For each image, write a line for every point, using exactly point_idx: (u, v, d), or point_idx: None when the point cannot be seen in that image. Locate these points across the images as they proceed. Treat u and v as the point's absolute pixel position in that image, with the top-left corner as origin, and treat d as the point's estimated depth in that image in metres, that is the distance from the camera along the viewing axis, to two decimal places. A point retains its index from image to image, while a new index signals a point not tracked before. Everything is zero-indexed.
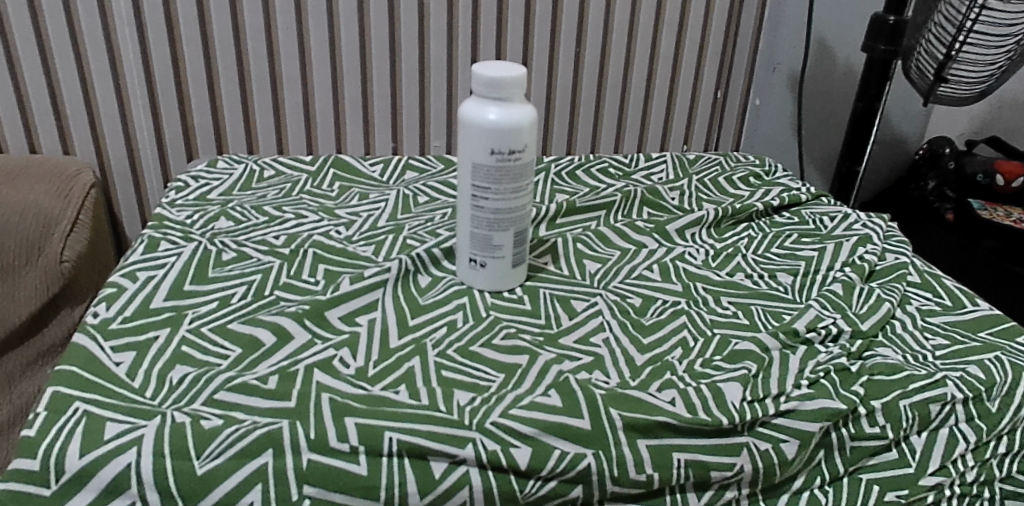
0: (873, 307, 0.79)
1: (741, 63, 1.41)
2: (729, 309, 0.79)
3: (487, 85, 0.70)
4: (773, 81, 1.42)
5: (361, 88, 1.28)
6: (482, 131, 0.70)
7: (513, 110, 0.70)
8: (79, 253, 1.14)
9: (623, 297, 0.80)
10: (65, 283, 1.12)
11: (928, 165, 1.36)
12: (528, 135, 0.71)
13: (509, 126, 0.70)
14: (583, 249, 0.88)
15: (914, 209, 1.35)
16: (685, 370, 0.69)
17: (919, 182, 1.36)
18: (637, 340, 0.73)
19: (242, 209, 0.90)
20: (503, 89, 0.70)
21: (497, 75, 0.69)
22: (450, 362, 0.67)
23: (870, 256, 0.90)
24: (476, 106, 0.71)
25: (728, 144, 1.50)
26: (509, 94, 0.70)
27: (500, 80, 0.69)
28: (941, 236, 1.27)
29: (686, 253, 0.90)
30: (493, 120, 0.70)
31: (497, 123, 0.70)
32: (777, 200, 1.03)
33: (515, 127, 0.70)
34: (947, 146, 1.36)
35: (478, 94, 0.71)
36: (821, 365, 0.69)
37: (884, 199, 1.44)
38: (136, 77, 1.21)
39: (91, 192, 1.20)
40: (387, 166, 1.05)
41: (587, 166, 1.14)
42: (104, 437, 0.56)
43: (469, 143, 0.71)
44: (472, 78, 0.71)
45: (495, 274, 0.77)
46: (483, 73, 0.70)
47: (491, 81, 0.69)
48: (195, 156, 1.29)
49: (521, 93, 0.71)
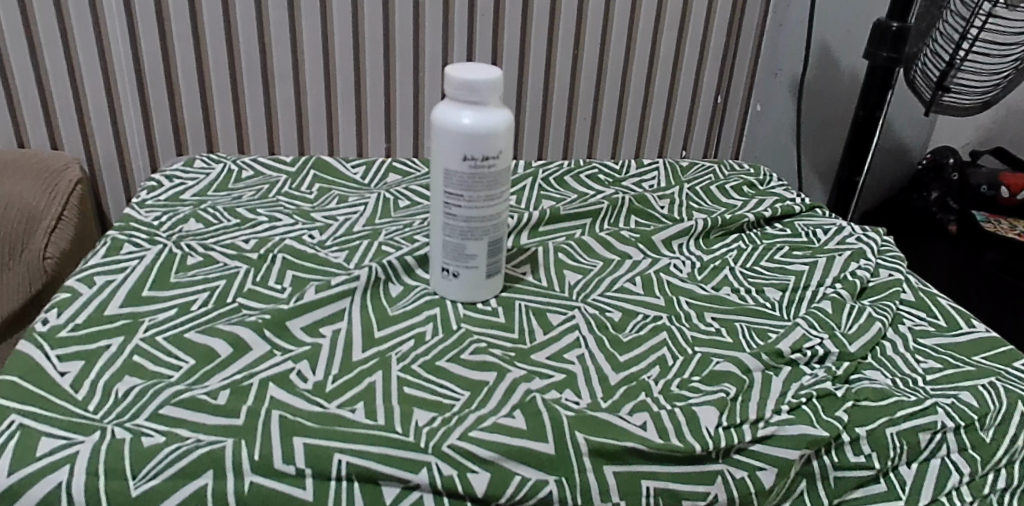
0: (863, 327, 0.76)
1: (742, 69, 1.38)
2: (713, 326, 0.76)
3: (461, 88, 0.67)
4: (773, 87, 1.39)
5: (354, 85, 1.25)
6: (455, 135, 0.67)
7: (487, 115, 0.67)
8: (63, 249, 1.11)
9: (602, 311, 0.77)
10: (48, 280, 1.10)
11: (931, 175, 1.33)
12: (504, 141, 0.68)
13: (482, 131, 0.67)
14: (564, 259, 0.85)
15: (916, 221, 1.32)
16: (661, 391, 0.66)
17: (923, 193, 1.33)
18: (614, 357, 0.70)
19: (214, 210, 0.87)
20: (478, 92, 0.67)
21: (471, 78, 0.66)
22: (414, 377, 0.64)
23: (862, 272, 0.86)
24: (449, 110, 0.68)
25: (728, 151, 1.47)
26: (484, 98, 0.67)
27: (474, 82, 0.66)
28: (946, 251, 1.24)
29: (672, 265, 0.87)
30: (467, 124, 0.67)
31: (469, 128, 0.67)
32: (768, 211, 1.00)
33: (490, 132, 0.67)
34: (951, 156, 1.33)
35: (452, 97, 0.68)
36: (804, 390, 0.66)
37: (886, 210, 1.39)
38: (126, 73, 1.18)
39: (77, 188, 1.16)
40: (370, 168, 1.02)
41: (576, 172, 1.11)
42: (36, 453, 0.53)
43: (442, 147, 0.68)
44: (446, 80, 0.67)
45: (469, 284, 0.74)
46: (458, 75, 0.67)
47: (466, 83, 0.66)
48: (185, 152, 1.26)
49: (496, 97, 0.67)
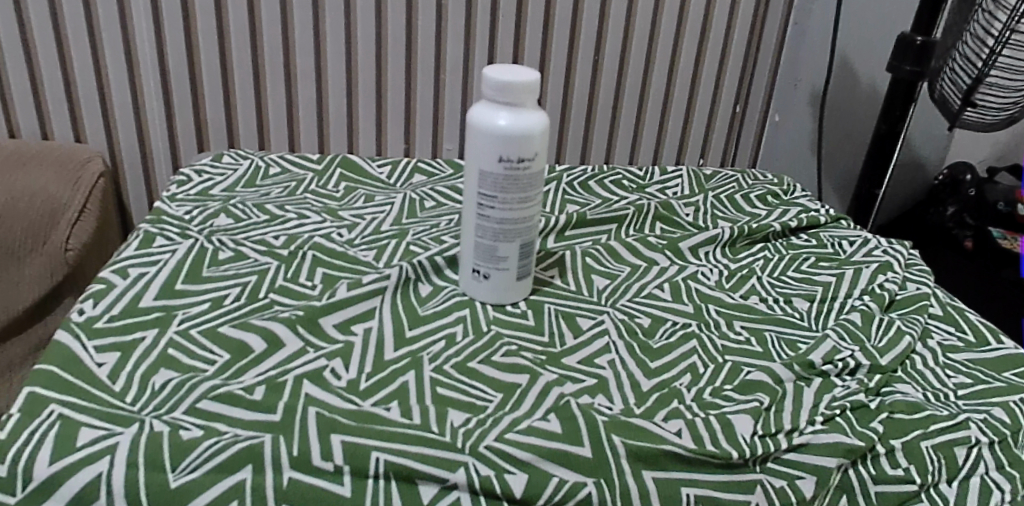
0: (893, 340, 0.76)
1: (762, 80, 1.39)
2: (743, 335, 0.76)
3: (497, 89, 0.67)
4: (794, 97, 1.39)
5: (375, 82, 1.24)
6: (492, 137, 0.67)
7: (523, 117, 0.67)
8: (85, 240, 1.12)
9: (631, 316, 0.77)
10: (69, 271, 1.10)
11: (949, 191, 1.34)
12: (539, 143, 0.68)
13: (519, 132, 0.67)
14: (591, 264, 0.85)
15: (933, 236, 1.32)
16: (693, 398, 0.66)
17: (940, 208, 1.33)
18: (644, 364, 0.70)
19: (243, 206, 0.87)
20: (514, 94, 0.66)
21: (507, 79, 0.66)
22: (448, 377, 0.64)
23: (890, 284, 0.86)
24: (485, 111, 0.68)
25: (746, 160, 1.47)
26: (520, 99, 0.67)
27: (512, 84, 0.66)
28: (961, 265, 1.24)
29: (699, 273, 0.86)
30: (502, 126, 0.67)
31: (506, 129, 0.67)
32: (794, 221, 1.00)
33: (526, 134, 0.67)
34: (966, 173, 1.33)
35: (488, 98, 0.68)
36: (837, 402, 0.66)
37: (900, 223, 1.40)
38: (151, 68, 1.19)
39: (101, 180, 1.15)
40: (395, 168, 1.02)
41: (600, 177, 1.11)
42: (76, 443, 0.53)
43: (478, 149, 0.68)
44: (482, 81, 0.67)
45: (499, 286, 0.74)
46: (494, 77, 0.67)
47: (502, 85, 0.66)
48: (207, 148, 1.27)
49: (532, 99, 0.67)
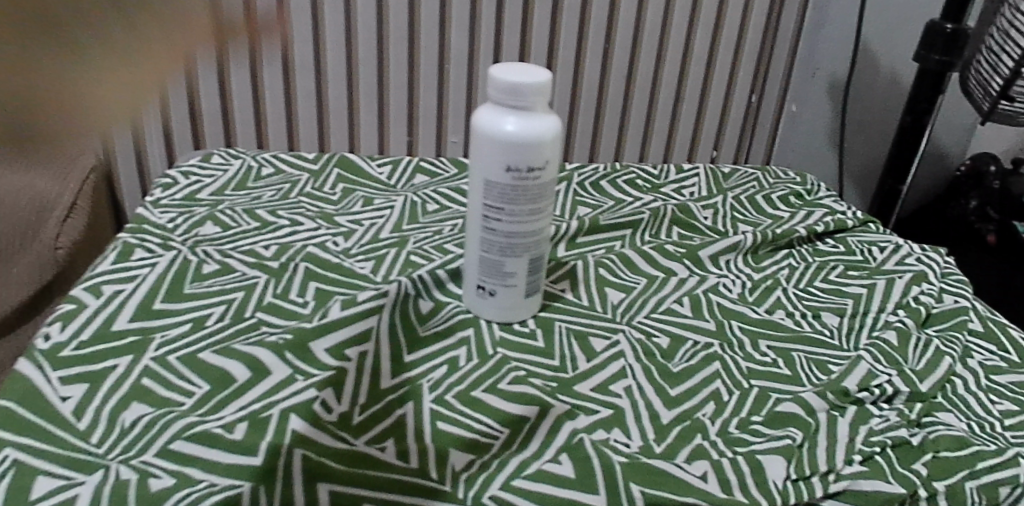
0: (932, 363, 0.70)
1: (779, 68, 1.31)
2: (769, 356, 0.70)
3: (505, 91, 0.60)
4: (812, 88, 1.32)
5: (377, 76, 1.18)
6: (498, 143, 0.61)
7: (533, 122, 0.61)
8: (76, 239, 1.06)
9: (648, 336, 0.71)
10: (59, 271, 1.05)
11: (971, 183, 1.28)
12: (550, 150, 0.62)
13: (528, 139, 0.61)
14: (606, 276, 0.79)
15: (954, 229, 1.26)
16: (718, 433, 0.60)
17: (962, 200, 1.26)
18: (664, 391, 0.64)
19: (232, 212, 0.81)
20: (523, 97, 0.60)
21: (517, 81, 0.60)
22: (448, 410, 0.59)
23: (926, 297, 0.80)
24: (492, 114, 0.62)
25: (760, 152, 1.41)
26: (531, 102, 0.61)
27: (522, 86, 0.60)
28: (983, 264, 1.18)
29: (721, 284, 0.80)
30: (510, 131, 0.61)
31: (514, 135, 0.60)
32: (820, 226, 0.94)
33: (536, 141, 0.61)
34: (992, 164, 1.27)
35: (494, 100, 0.62)
36: (876, 438, 0.61)
37: (919, 215, 1.34)
38: None
39: (92, 174, 1.10)
40: (396, 168, 0.97)
41: (612, 177, 1.06)
42: (30, 496, 0.48)
43: (483, 155, 0.62)
44: (489, 80, 0.61)
45: (506, 304, 0.68)
46: (503, 77, 0.60)
47: (512, 86, 0.60)
48: (204, 146, 1.21)
49: (544, 103, 0.61)
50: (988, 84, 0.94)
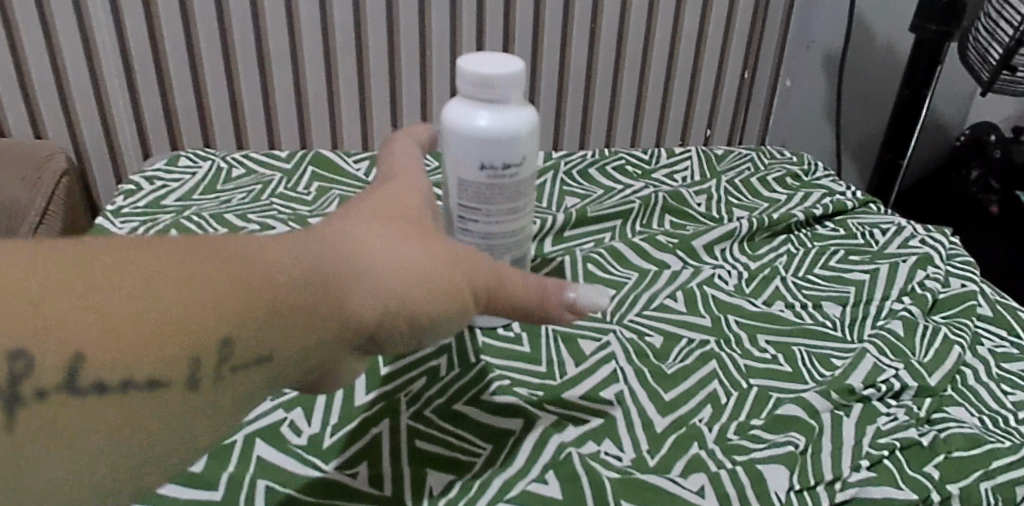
0: (941, 355, 0.66)
1: (771, 43, 1.23)
2: (769, 352, 0.66)
3: (476, 85, 0.56)
4: (806, 64, 1.25)
5: (356, 66, 1.09)
6: (471, 140, 0.57)
7: (508, 115, 0.57)
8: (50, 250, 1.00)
9: (641, 335, 0.67)
10: None
11: (971, 152, 1.23)
12: (527, 144, 0.58)
13: (503, 134, 0.57)
14: (595, 271, 0.76)
15: (958, 202, 1.21)
16: (716, 440, 0.56)
17: (963, 171, 1.22)
18: (657, 396, 0.60)
19: (199, 218, 0.78)
20: (495, 89, 0.56)
21: (486, 72, 0.56)
22: (426, 427, 0.55)
23: (931, 282, 0.76)
24: (463, 108, 0.58)
25: (755, 134, 1.33)
26: (505, 95, 0.57)
27: (492, 78, 0.56)
28: (986, 238, 1.14)
29: (716, 276, 0.76)
30: (483, 127, 0.57)
31: (488, 130, 0.57)
32: (818, 209, 0.91)
33: (512, 135, 0.57)
34: (993, 132, 1.21)
35: (465, 94, 0.57)
36: (884, 439, 0.57)
37: (920, 189, 1.30)
38: (112, 58, 1.04)
39: (64, 178, 1.05)
40: (374, 163, 0.93)
41: (602, 164, 1.02)
42: None
43: (456, 152, 0.58)
44: (457, 73, 0.57)
45: None
46: (472, 69, 0.56)
47: (484, 79, 0.56)
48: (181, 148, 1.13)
49: (518, 93, 0.57)
50: (988, 52, 0.90)
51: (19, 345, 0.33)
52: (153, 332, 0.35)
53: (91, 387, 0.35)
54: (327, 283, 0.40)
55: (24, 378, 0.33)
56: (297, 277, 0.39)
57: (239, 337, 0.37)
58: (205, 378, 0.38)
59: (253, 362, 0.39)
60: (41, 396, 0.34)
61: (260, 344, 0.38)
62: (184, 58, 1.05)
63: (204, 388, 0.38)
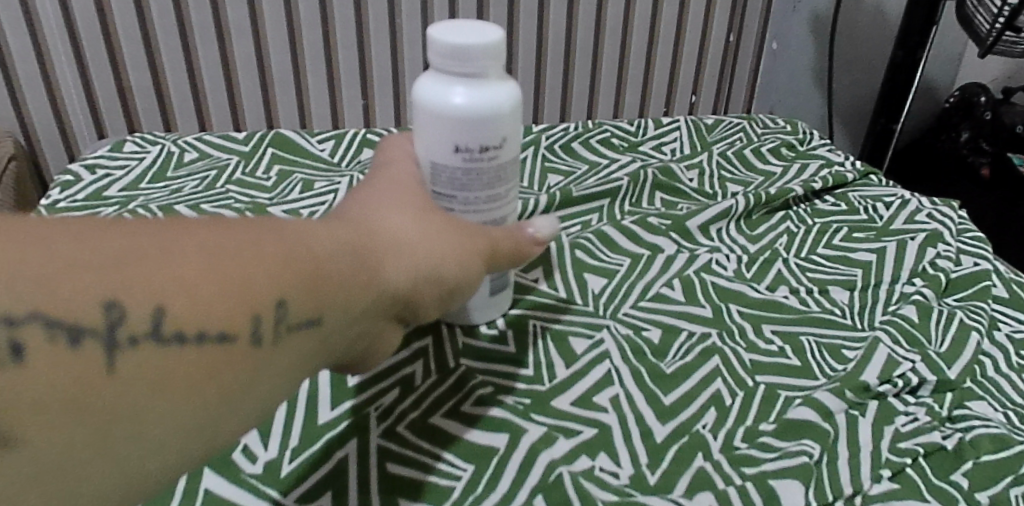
0: (958, 344, 0.61)
1: (756, 6, 1.16)
2: (775, 345, 0.61)
3: (450, 57, 0.49)
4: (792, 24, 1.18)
5: (322, 36, 1.01)
6: (445, 120, 0.50)
7: (486, 92, 0.50)
8: None
9: (637, 330, 0.61)
10: None
11: (961, 114, 1.15)
12: (509, 123, 0.51)
13: (482, 113, 0.50)
14: (583, 258, 0.70)
15: (947, 164, 1.15)
16: (721, 450, 0.51)
17: (952, 133, 1.15)
18: (656, 400, 0.55)
19: (145, 211, 0.71)
20: (471, 61, 0.49)
21: (462, 43, 0.48)
22: (399, 446, 0.49)
23: (943, 262, 0.71)
24: (435, 83, 0.50)
25: (740, 103, 1.27)
26: (484, 68, 0.49)
27: (467, 50, 0.48)
28: (975, 199, 1.08)
29: (714, 262, 0.70)
30: (459, 105, 0.50)
31: (464, 109, 0.50)
32: (818, 182, 0.85)
33: (492, 113, 0.50)
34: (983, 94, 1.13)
35: (437, 66, 0.50)
36: (906, 445, 0.52)
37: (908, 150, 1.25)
38: (57, 34, 0.95)
39: (10, 164, 0.97)
40: (340, 143, 0.86)
41: (584, 137, 0.95)
42: None
43: (428, 133, 0.51)
44: (427, 42, 0.50)
45: (469, 305, 0.57)
46: (444, 38, 0.49)
47: (457, 49, 0.48)
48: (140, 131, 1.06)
49: (497, 66, 0.50)
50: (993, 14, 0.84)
51: (108, 293, 0.31)
52: (225, 284, 0.34)
53: (172, 338, 0.32)
54: (365, 242, 0.41)
55: (120, 325, 0.31)
56: (339, 245, 0.39)
57: (291, 298, 0.35)
58: (267, 340, 0.35)
59: (311, 325, 0.37)
60: (132, 343, 0.32)
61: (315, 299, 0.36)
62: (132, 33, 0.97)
63: (267, 348, 0.35)
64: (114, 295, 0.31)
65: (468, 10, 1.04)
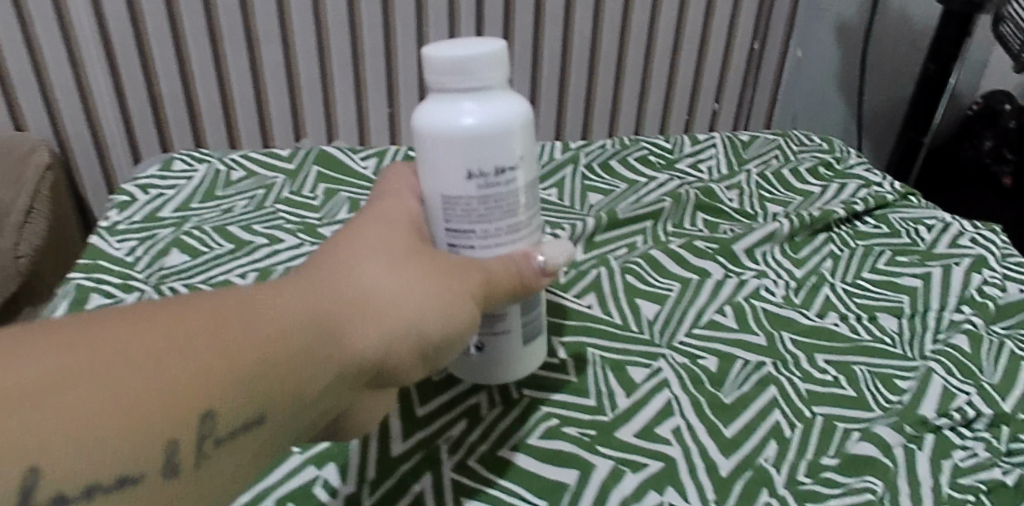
0: (1011, 374, 0.62)
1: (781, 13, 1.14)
2: (829, 373, 0.62)
3: (451, 72, 0.44)
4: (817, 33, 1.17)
5: (350, 46, 1.03)
6: (455, 144, 0.45)
7: (495, 106, 0.45)
8: (37, 243, 0.96)
9: (694, 359, 0.62)
10: (24, 280, 0.95)
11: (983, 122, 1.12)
12: (524, 139, 0.47)
13: (494, 131, 0.45)
14: (635, 283, 0.70)
15: (969, 173, 1.13)
16: (786, 484, 0.53)
17: (975, 140, 1.12)
18: (718, 433, 0.56)
19: (202, 232, 0.72)
20: (475, 74, 0.44)
21: (463, 56, 0.44)
22: (471, 480, 0.51)
23: (991, 289, 0.72)
24: (439, 105, 0.45)
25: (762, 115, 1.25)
26: (489, 80, 0.45)
27: (470, 62, 0.44)
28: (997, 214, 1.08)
29: (764, 288, 0.71)
30: (468, 124, 0.45)
31: (475, 129, 0.45)
32: (859, 203, 0.85)
33: (504, 130, 0.45)
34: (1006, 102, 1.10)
35: (436, 88, 0.46)
36: (966, 480, 0.54)
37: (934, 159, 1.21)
38: (94, 52, 0.97)
39: (48, 173, 0.98)
40: (382, 160, 0.86)
41: (623, 154, 0.96)
42: None
43: (435, 162, 0.46)
44: (425, 62, 0.45)
45: (502, 360, 0.52)
46: (443, 54, 0.44)
47: (458, 62, 0.44)
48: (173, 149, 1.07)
49: (503, 77, 0.45)
50: None
51: None
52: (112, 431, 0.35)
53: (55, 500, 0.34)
54: (327, 315, 0.41)
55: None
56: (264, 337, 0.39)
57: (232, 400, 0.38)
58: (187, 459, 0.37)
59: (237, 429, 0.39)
60: None
61: (255, 395, 0.39)
62: (165, 46, 0.98)
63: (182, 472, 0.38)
64: (32, 461, 0.33)
65: (495, 20, 1.05)
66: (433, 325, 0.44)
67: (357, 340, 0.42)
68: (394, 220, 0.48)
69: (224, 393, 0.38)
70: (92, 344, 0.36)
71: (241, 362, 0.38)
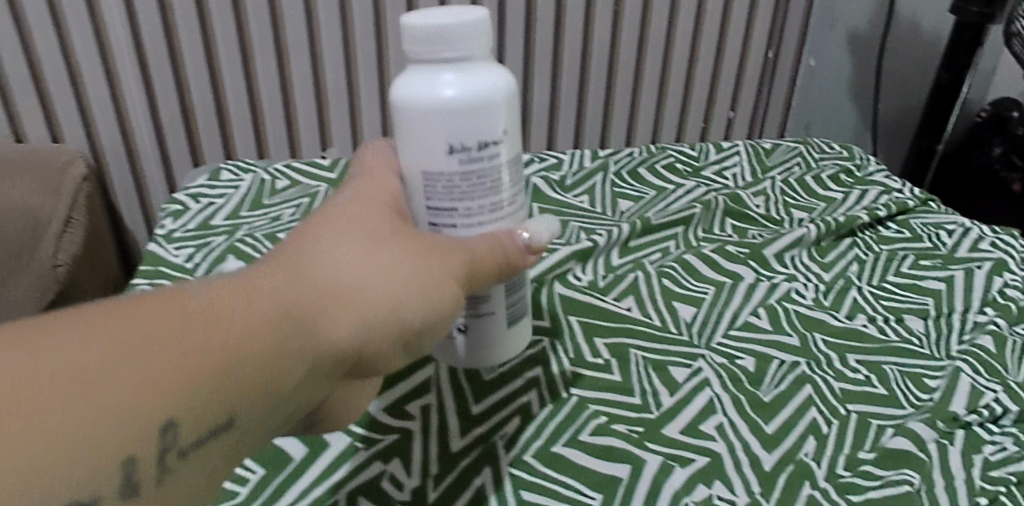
0: None
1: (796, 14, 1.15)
2: (861, 372, 0.64)
3: (431, 42, 0.44)
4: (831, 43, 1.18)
5: (377, 60, 1.04)
6: (433, 116, 0.45)
7: (476, 77, 0.45)
8: (75, 252, 0.98)
9: (732, 359, 0.65)
10: (63, 287, 0.97)
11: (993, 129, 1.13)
12: (506, 112, 0.46)
13: (474, 104, 0.45)
14: (671, 287, 0.73)
15: (982, 179, 1.15)
16: (826, 477, 0.56)
17: (986, 148, 1.13)
18: (759, 429, 0.58)
19: (254, 239, 0.75)
20: (454, 45, 0.44)
21: (442, 25, 0.44)
22: (527, 474, 0.54)
23: (1013, 291, 0.74)
24: (418, 77, 0.45)
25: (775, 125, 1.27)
26: (469, 51, 0.44)
27: (450, 32, 0.44)
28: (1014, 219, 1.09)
29: (794, 290, 0.73)
30: (449, 96, 0.44)
31: (455, 102, 0.45)
32: (882, 209, 0.88)
33: (485, 103, 0.45)
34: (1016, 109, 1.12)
35: (415, 59, 0.45)
36: (997, 473, 0.56)
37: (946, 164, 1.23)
38: (129, 68, 0.98)
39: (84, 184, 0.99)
40: None
41: (650, 161, 0.99)
42: None
43: (414, 133, 0.46)
44: (403, 32, 0.45)
45: (485, 343, 0.52)
46: (421, 23, 0.44)
47: (437, 32, 0.44)
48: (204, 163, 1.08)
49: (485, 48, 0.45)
50: None
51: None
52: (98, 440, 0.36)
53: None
54: (297, 307, 0.41)
55: None
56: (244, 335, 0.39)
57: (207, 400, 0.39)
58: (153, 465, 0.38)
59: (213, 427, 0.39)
60: None
61: (228, 396, 0.39)
62: (197, 60, 0.99)
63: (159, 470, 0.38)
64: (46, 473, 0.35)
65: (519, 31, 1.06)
66: (413, 312, 0.44)
67: (335, 330, 0.42)
68: (374, 201, 0.47)
69: (200, 393, 0.38)
70: (84, 340, 0.37)
71: (211, 363, 0.38)
